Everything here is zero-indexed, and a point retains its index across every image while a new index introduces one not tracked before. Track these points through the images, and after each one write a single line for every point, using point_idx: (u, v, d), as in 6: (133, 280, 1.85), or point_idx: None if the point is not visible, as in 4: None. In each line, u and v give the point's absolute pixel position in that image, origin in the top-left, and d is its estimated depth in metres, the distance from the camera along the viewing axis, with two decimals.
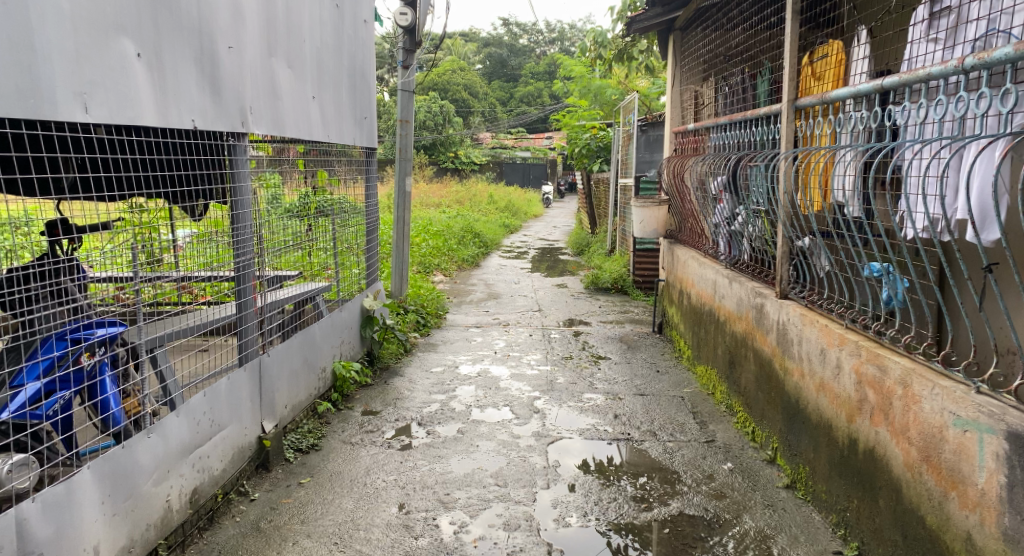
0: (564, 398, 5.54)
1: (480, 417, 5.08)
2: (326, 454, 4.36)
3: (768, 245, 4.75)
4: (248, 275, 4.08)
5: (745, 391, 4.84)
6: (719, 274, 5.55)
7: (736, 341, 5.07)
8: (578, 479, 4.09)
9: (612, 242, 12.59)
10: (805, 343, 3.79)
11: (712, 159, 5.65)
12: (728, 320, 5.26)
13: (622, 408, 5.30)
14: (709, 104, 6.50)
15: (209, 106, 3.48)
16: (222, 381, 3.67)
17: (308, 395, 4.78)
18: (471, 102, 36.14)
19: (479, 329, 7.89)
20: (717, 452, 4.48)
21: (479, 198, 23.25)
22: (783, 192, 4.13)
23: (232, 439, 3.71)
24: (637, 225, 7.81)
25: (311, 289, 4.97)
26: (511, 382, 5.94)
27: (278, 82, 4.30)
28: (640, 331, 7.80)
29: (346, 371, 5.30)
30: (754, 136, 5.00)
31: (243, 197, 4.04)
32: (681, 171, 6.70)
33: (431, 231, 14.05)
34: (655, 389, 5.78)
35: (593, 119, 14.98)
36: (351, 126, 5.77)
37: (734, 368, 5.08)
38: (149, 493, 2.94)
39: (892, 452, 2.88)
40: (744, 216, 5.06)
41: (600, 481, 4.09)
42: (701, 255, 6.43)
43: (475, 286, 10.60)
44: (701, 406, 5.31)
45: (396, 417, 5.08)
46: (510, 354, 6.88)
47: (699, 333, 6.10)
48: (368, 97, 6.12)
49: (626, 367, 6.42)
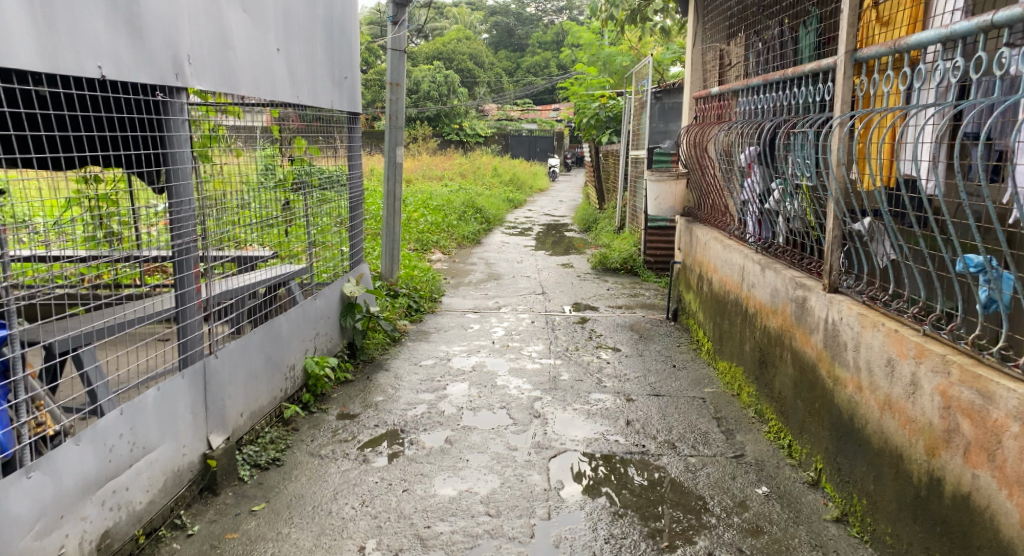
0: (569, 399, 4.86)
1: (472, 423, 4.42)
2: (288, 472, 3.70)
3: (812, 226, 4.05)
4: (189, 260, 3.40)
5: (781, 397, 4.15)
6: (748, 258, 4.87)
7: (769, 337, 4.37)
8: (587, 478, 3.72)
9: (621, 219, 11.89)
10: (865, 349, 3.10)
11: (747, 127, 4.94)
12: (759, 312, 4.57)
13: (635, 413, 4.62)
14: (737, 65, 5.80)
15: (126, 48, 2.86)
16: (152, 393, 2.97)
17: (271, 399, 4.10)
18: (476, 71, 35.14)
19: (477, 314, 7.21)
20: (748, 471, 3.80)
21: (483, 170, 22.49)
22: (834, 165, 3.46)
23: (164, 463, 3.04)
24: (652, 202, 7.11)
25: (278, 274, 4.34)
26: (509, 379, 5.27)
27: (228, 29, 3.62)
28: (653, 319, 7.11)
29: (320, 369, 4.62)
30: (796, 99, 4.29)
31: (181, 166, 3.37)
32: (702, 140, 6.08)
33: (429, 206, 13.31)
34: (672, 388, 5.10)
35: (603, 87, 14.18)
36: (329, 86, 5.09)
37: (767, 369, 4.40)
38: (27, 550, 2.31)
39: (1001, 505, 2.22)
40: (782, 192, 4.42)
41: (610, 478, 3.73)
42: (725, 235, 5.74)
43: (474, 266, 9.89)
44: (725, 411, 4.64)
45: (375, 422, 4.42)
46: (510, 344, 6.20)
47: (722, 325, 5.41)
48: (348, 53, 5.44)
49: (639, 362, 5.74)
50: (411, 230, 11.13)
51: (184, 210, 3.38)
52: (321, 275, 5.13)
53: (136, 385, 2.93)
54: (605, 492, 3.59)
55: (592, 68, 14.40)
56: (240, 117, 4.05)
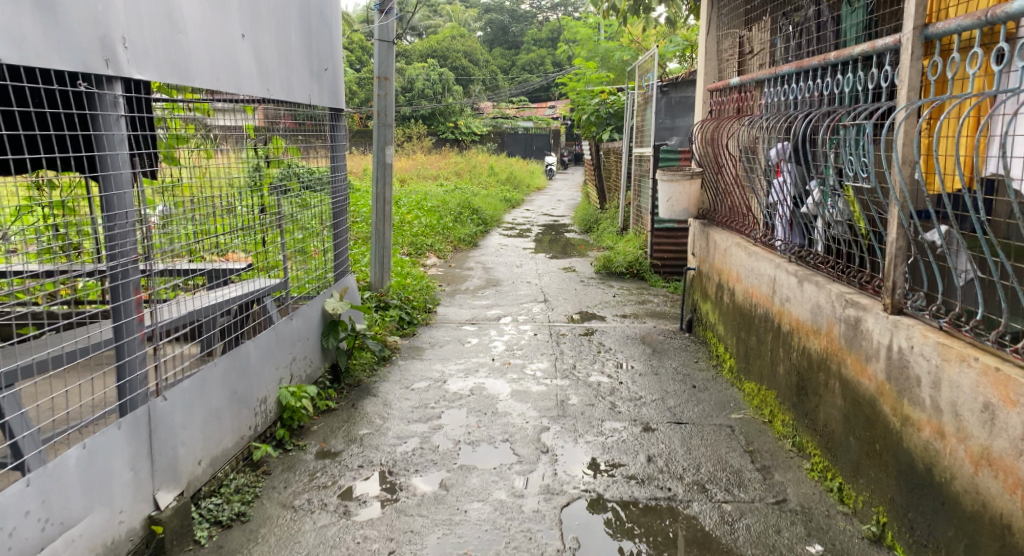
0: (580, 429, 4.32)
1: (471, 461, 3.88)
2: (255, 530, 3.14)
3: (862, 234, 3.51)
4: (129, 284, 2.79)
5: (826, 430, 3.60)
6: (779, 268, 4.33)
7: (810, 361, 3.83)
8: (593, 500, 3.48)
9: (625, 220, 11.35)
10: (948, 388, 2.57)
11: (777, 120, 4.41)
12: (797, 330, 4.02)
13: (655, 446, 4.07)
14: (762, 52, 5.26)
15: (35, 26, 2.30)
16: (75, 453, 2.41)
17: (237, 439, 3.54)
18: (471, 69, 34.56)
19: (474, 326, 6.66)
20: (795, 521, 3.25)
21: (478, 169, 21.92)
22: (901, 164, 2.90)
23: (94, 538, 2.48)
24: (663, 204, 6.41)
25: (251, 290, 3.89)
26: (511, 404, 4.73)
27: (178, 8, 3.06)
28: (666, 330, 6.56)
29: (297, 401, 4.05)
30: (839, 88, 3.74)
31: (116, 172, 2.74)
32: (720, 135, 5.54)
33: (423, 208, 12.73)
34: (693, 414, 4.56)
35: (603, 82, 13.63)
36: (307, 78, 4.55)
37: (807, 397, 3.86)
38: None
39: None
40: (822, 194, 3.89)
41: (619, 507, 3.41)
42: (748, 240, 5.20)
43: (471, 271, 9.34)
44: (757, 442, 4.11)
45: (360, 462, 3.87)
46: (511, 361, 5.64)
47: (748, 342, 4.87)
48: (329, 42, 4.90)
49: (654, 381, 5.19)
50: (404, 233, 10.57)
51: (121, 225, 2.77)
52: (302, 289, 4.60)
53: (80, 425, 2.55)
54: (612, 506, 3.43)
55: (591, 62, 13.85)
56: (211, 117, 3.77)
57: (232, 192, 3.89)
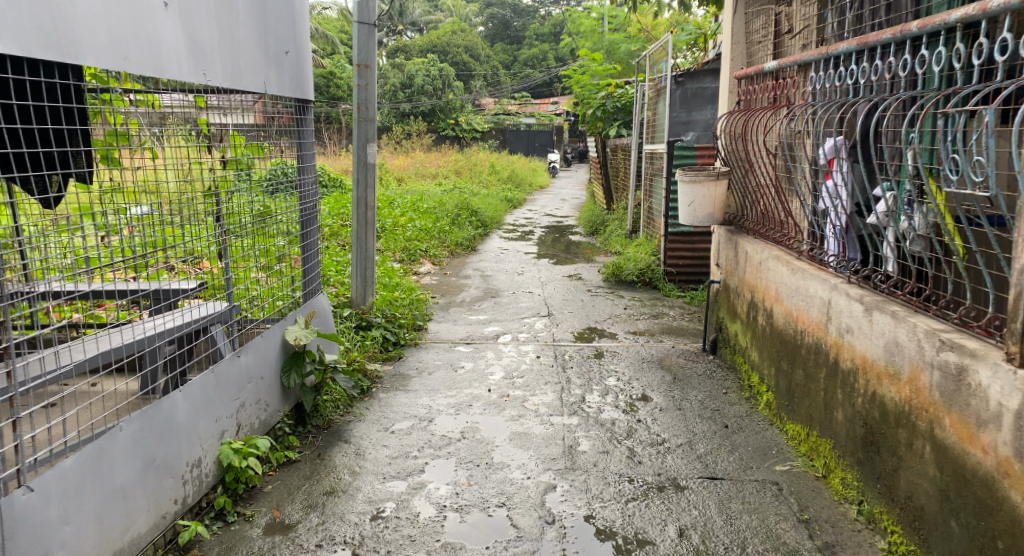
0: (593, 488, 3.53)
1: (457, 537, 3.11)
2: None
3: (958, 254, 2.74)
4: None
5: (910, 505, 2.81)
6: (835, 291, 3.55)
7: (884, 413, 3.04)
8: None
9: (635, 222, 10.54)
10: None
11: (832, 110, 3.63)
12: (863, 371, 3.24)
13: (688, 514, 3.29)
14: (804, 31, 4.47)
15: None
16: None
17: (158, 520, 2.77)
18: (472, 65, 33.77)
19: (470, 347, 5.87)
20: None
21: (479, 167, 21.16)
22: None
23: None
24: (684, 209, 5.57)
25: (194, 320, 3.29)
26: (509, 451, 3.95)
27: None
28: (687, 351, 5.77)
29: (243, 460, 3.26)
30: (923, 65, 2.95)
31: None
32: (752, 130, 4.76)
33: (419, 210, 11.95)
34: (730, 465, 3.77)
35: (608, 75, 12.80)
36: (261, 59, 3.74)
37: (881, 458, 3.06)
38: None
39: None
40: (895, 200, 3.12)
41: None
42: (787, 252, 4.42)
43: (469, 280, 8.54)
44: (814, 507, 3.31)
45: (320, 539, 3.09)
46: (510, 393, 4.85)
47: (793, 376, 4.08)
48: (289, 21, 4.09)
49: (677, 419, 4.40)
50: (397, 238, 9.79)
51: None
52: (268, 309, 3.92)
53: None
54: None
55: (596, 54, 13.03)
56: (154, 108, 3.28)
57: (172, 198, 3.26)
